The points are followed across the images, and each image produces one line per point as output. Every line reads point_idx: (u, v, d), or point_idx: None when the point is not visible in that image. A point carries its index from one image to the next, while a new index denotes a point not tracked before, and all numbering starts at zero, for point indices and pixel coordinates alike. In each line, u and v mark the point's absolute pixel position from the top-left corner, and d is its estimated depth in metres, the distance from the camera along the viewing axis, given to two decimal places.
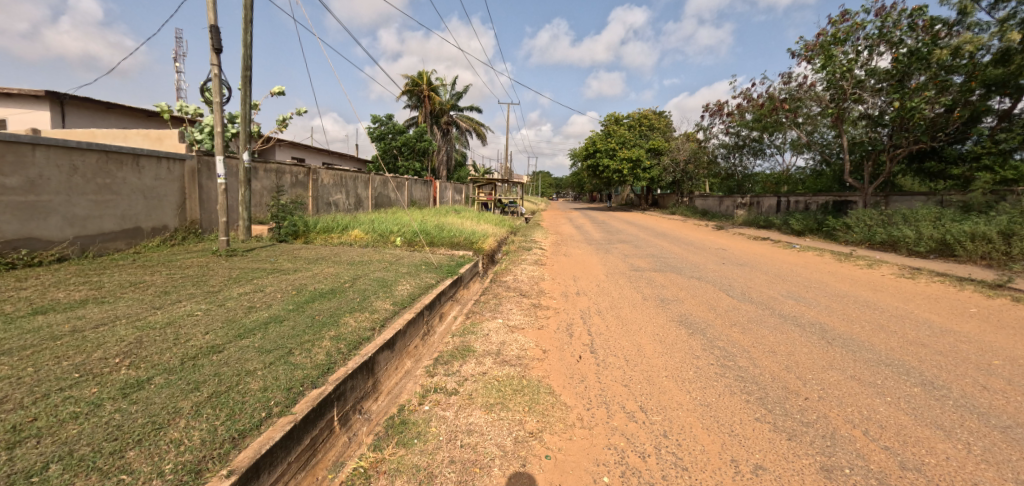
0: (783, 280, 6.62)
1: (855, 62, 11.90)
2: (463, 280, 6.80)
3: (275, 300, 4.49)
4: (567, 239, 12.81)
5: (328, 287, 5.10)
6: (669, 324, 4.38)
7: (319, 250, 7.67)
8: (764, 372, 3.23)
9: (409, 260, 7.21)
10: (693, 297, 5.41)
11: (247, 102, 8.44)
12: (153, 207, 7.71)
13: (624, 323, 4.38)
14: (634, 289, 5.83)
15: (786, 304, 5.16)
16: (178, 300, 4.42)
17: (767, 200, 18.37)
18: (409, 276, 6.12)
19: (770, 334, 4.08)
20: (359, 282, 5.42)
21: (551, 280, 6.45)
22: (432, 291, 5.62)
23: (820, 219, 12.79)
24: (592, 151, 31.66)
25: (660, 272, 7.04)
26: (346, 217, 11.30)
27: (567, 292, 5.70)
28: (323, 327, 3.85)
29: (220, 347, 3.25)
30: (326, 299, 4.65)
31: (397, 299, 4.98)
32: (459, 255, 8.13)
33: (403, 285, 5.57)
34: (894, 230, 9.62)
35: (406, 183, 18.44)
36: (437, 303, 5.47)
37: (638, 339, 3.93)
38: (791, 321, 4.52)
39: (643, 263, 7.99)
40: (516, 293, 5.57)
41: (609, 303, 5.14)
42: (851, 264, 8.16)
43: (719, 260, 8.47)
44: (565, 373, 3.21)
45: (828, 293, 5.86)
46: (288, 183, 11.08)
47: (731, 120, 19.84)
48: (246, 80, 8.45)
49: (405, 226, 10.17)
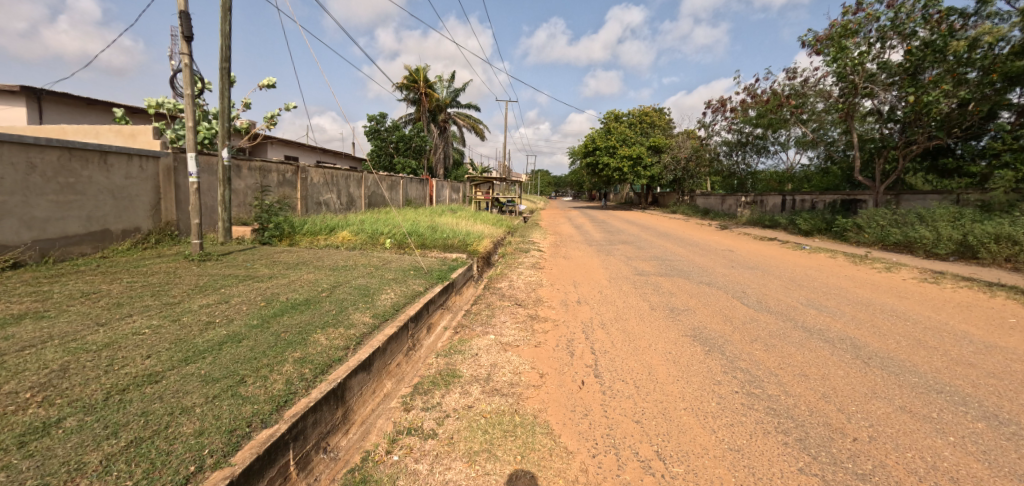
0: (799, 286, 6.14)
1: (867, 55, 11.44)
2: (454, 286, 6.30)
3: (239, 313, 3.99)
4: (566, 240, 12.30)
5: (303, 297, 4.60)
6: (681, 339, 3.89)
7: (302, 254, 7.16)
8: (800, 404, 2.74)
9: (398, 264, 6.71)
10: (706, 306, 4.92)
11: (226, 95, 7.94)
12: (124, 207, 7.19)
13: (631, 339, 3.90)
14: (640, 297, 5.34)
15: (809, 315, 4.67)
16: (128, 315, 3.91)
17: (771, 199, 17.91)
18: (395, 283, 5.61)
19: (799, 354, 3.58)
20: (338, 291, 4.91)
21: (549, 287, 5.95)
22: (419, 299, 5.11)
23: (828, 218, 12.33)
24: (591, 148, 31.15)
25: (667, 278, 6.54)
26: (335, 217, 10.80)
27: (567, 300, 5.20)
28: (288, 347, 3.35)
29: (158, 377, 2.75)
30: (297, 311, 4.14)
31: (380, 310, 4.47)
32: (452, 258, 7.62)
33: (388, 293, 5.06)
34: (910, 230, 9.14)
35: (401, 182, 17.92)
36: (424, 313, 4.97)
37: (648, 360, 3.44)
38: (818, 336, 4.03)
39: (648, 266, 7.50)
40: (511, 302, 5.08)
41: (613, 314, 4.66)
42: (868, 267, 7.67)
43: (728, 262, 7.98)
44: (567, 406, 2.71)
45: (850, 301, 5.38)
46: (274, 182, 10.54)
47: (735, 116, 19.33)
48: (225, 73, 7.94)
49: (396, 226, 9.67)
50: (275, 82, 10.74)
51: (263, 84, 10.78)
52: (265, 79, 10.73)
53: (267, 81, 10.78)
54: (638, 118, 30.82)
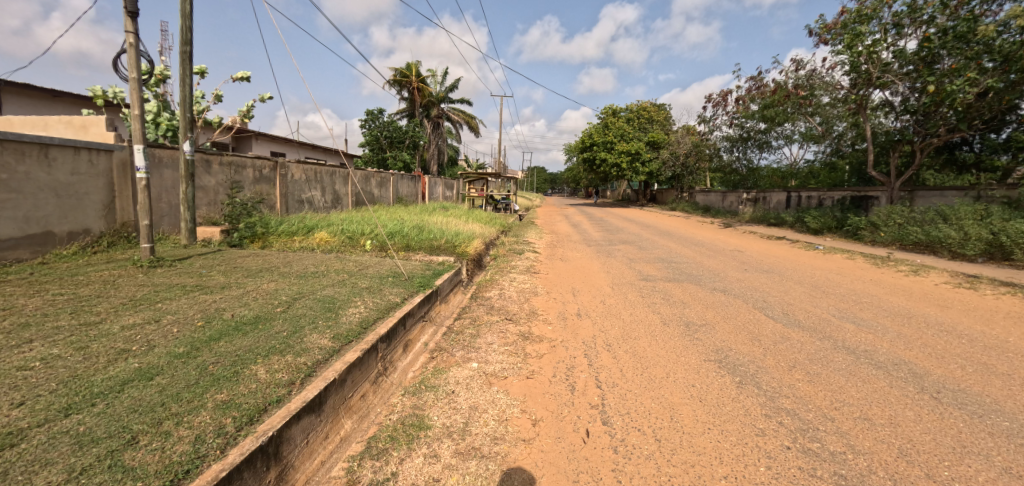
0: (825, 294, 5.47)
1: (881, 43, 10.80)
2: (438, 295, 5.60)
3: (165, 338, 3.26)
4: (563, 240, 11.57)
5: (253, 313, 3.86)
6: (704, 367, 3.20)
7: (269, 258, 6.41)
8: (877, 468, 2.06)
9: (376, 270, 5.97)
10: (727, 321, 4.24)
11: (186, 82, 7.18)
12: (69, 207, 6.41)
13: (644, 366, 3.21)
14: (648, 308, 4.65)
15: (848, 332, 3.99)
16: (26, 340, 3.17)
17: (776, 196, 17.31)
18: (368, 293, 4.87)
19: (853, 388, 2.90)
20: (298, 304, 4.17)
21: (545, 295, 5.24)
22: (393, 313, 4.39)
23: (839, 216, 11.74)
24: (588, 144, 30.44)
25: (676, 283, 5.86)
26: (316, 216, 10.01)
27: (565, 313, 4.50)
28: (211, 386, 2.64)
29: (16, 440, 2.04)
30: (240, 333, 3.42)
31: (344, 328, 3.76)
32: (438, 261, 6.92)
33: (358, 307, 4.34)
34: (932, 229, 8.52)
35: (392, 179, 17.15)
36: (399, 330, 4.26)
37: (668, 398, 2.75)
38: (868, 362, 3.34)
39: (654, 270, 6.80)
40: (500, 316, 4.36)
41: (619, 331, 3.97)
42: (893, 270, 7.04)
43: (739, 265, 7.31)
44: (567, 475, 2.01)
45: (887, 312, 4.72)
46: (249, 178, 9.75)
47: (736, 110, 18.70)
48: (186, 56, 7.17)
49: (380, 225, 8.91)
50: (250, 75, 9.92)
51: (237, 76, 9.96)
52: (239, 71, 9.90)
53: (241, 74, 9.97)
54: (635, 113, 30.08)
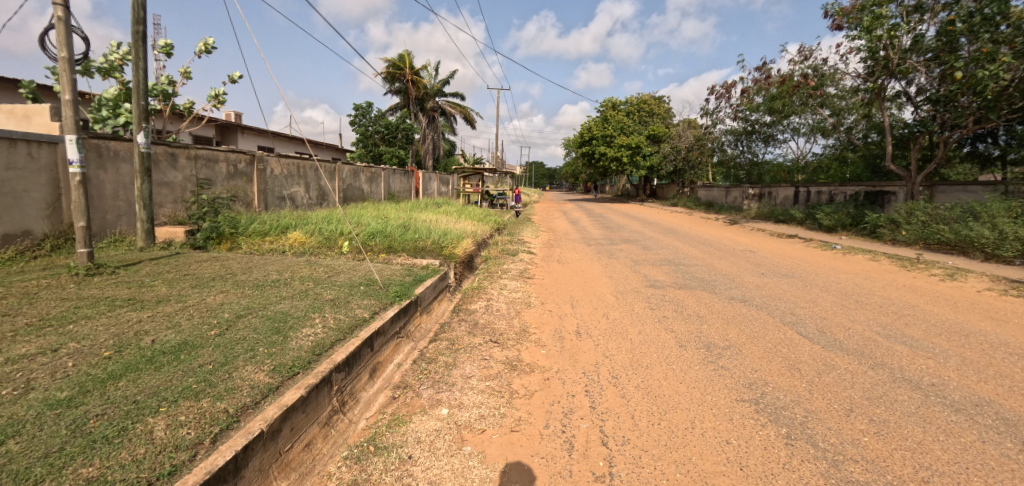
0: (859, 304, 4.79)
1: (903, 27, 10.08)
2: (418, 305, 4.90)
3: (52, 378, 2.56)
4: (560, 238, 10.85)
5: (181, 339, 3.16)
6: (737, 411, 2.51)
7: (230, 263, 5.70)
8: None
9: (348, 277, 5.23)
10: (754, 342, 3.57)
11: (139, 65, 6.38)
12: (3, 206, 5.67)
13: (661, 412, 2.51)
14: (659, 325, 3.95)
15: (903, 359, 3.32)
16: None
17: (783, 191, 16.69)
18: (332, 306, 4.15)
19: (937, 447, 2.22)
20: (239, 325, 3.46)
21: (539, 308, 4.55)
22: (357, 333, 3.69)
23: (854, 212, 11.13)
24: (588, 138, 29.69)
25: (687, 291, 5.17)
26: (294, 214, 9.26)
27: (562, 332, 3.80)
28: (77, 456, 1.94)
29: None
30: (152, 369, 2.72)
31: (288, 357, 3.05)
32: (421, 265, 6.23)
33: (314, 326, 3.62)
34: (962, 228, 7.87)
35: (383, 174, 16.40)
36: (364, 353, 3.57)
37: (699, 464, 2.05)
38: (941, 403, 2.68)
39: (662, 274, 6.10)
40: (484, 336, 3.66)
41: (626, 357, 3.27)
42: (925, 274, 6.39)
43: (755, 269, 6.64)
44: None
45: (939, 330, 4.03)
46: (221, 173, 9.01)
47: (741, 102, 18.00)
48: (138, 37, 6.33)
49: (362, 224, 8.21)
50: (214, 44, 9.15)
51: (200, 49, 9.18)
52: (202, 42, 9.15)
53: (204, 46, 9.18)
54: (636, 106, 29.29)
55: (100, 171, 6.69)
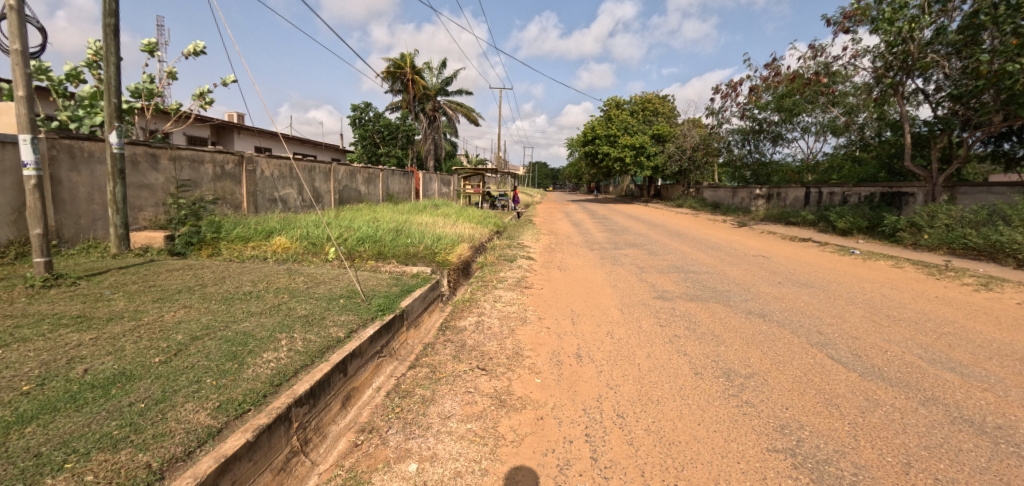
0: (891, 321, 4.34)
1: (923, 19, 9.57)
2: (404, 319, 4.46)
3: None
4: (562, 242, 10.43)
5: (117, 369, 2.73)
6: (773, 468, 2.04)
7: (205, 271, 5.29)
8: None
9: (328, 289, 4.79)
10: (781, 370, 3.11)
11: (110, 60, 5.97)
12: None
13: (678, 467, 2.05)
14: (670, 346, 3.50)
15: (956, 392, 2.86)
16: None
17: (792, 192, 16.20)
18: (304, 324, 3.70)
19: None
20: (191, 350, 3.02)
21: (536, 324, 4.11)
22: (328, 356, 3.24)
23: (870, 214, 10.63)
24: (591, 138, 29.19)
25: (699, 304, 4.73)
26: (283, 217, 8.86)
27: (560, 356, 3.35)
28: None
29: None
30: (70, 411, 2.28)
31: (239, 391, 2.61)
32: (412, 273, 5.80)
33: (278, 349, 3.19)
34: (991, 232, 7.39)
35: (381, 175, 16.00)
36: (336, 380, 3.13)
37: None
38: (1017, 454, 2.20)
39: (671, 284, 5.64)
40: (471, 362, 3.21)
41: (634, 390, 2.82)
42: (956, 283, 5.93)
43: (770, 277, 6.18)
44: None
45: (989, 353, 3.56)
46: (207, 175, 8.63)
47: (749, 101, 17.50)
48: (110, 30, 5.94)
49: (353, 228, 7.80)
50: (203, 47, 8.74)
51: (188, 51, 8.73)
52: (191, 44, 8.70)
53: (193, 48, 8.72)
54: (640, 105, 28.81)
55: (72, 174, 6.31)
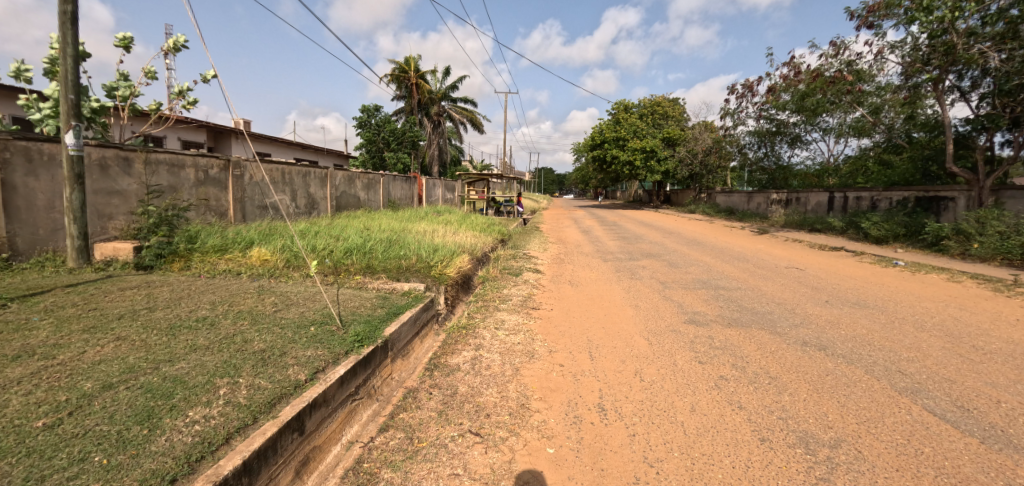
0: (980, 354, 3.54)
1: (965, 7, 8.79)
2: (387, 350, 3.71)
3: None
4: (572, 252, 9.69)
5: None
6: None
7: (164, 290, 4.60)
8: None
9: (299, 313, 4.06)
10: (875, 436, 2.31)
11: (66, 51, 5.35)
12: None
13: None
14: (717, 395, 2.74)
15: None
16: None
17: (813, 197, 15.35)
18: (256, 363, 2.97)
19: None
20: (92, 409, 2.28)
21: (545, 360, 3.37)
22: (278, 411, 2.49)
23: (905, 219, 9.80)
24: (599, 142, 28.51)
25: (740, 331, 3.96)
26: (271, 225, 8.22)
27: (578, 408, 2.61)
28: None
29: None
30: None
31: (135, 476, 1.86)
32: (402, 290, 5.08)
33: (211, 402, 2.45)
34: None
35: (381, 181, 15.34)
36: (288, 443, 2.38)
37: None
38: None
39: (700, 304, 4.87)
40: (460, 421, 2.47)
41: (683, 470, 2.04)
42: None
43: (814, 295, 5.38)
44: None
45: None
46: (189, 180, 8.00)
47: (766, 101, 16.71)
48: (66, 17, 5.33)
49: (344, 238, 7.14)
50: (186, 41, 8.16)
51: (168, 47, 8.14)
52: (173, 40, 8.12)
53: (174, 43, 8.14)
54: (649, 108, 28.03)
55: (28, 179, 5.67)
